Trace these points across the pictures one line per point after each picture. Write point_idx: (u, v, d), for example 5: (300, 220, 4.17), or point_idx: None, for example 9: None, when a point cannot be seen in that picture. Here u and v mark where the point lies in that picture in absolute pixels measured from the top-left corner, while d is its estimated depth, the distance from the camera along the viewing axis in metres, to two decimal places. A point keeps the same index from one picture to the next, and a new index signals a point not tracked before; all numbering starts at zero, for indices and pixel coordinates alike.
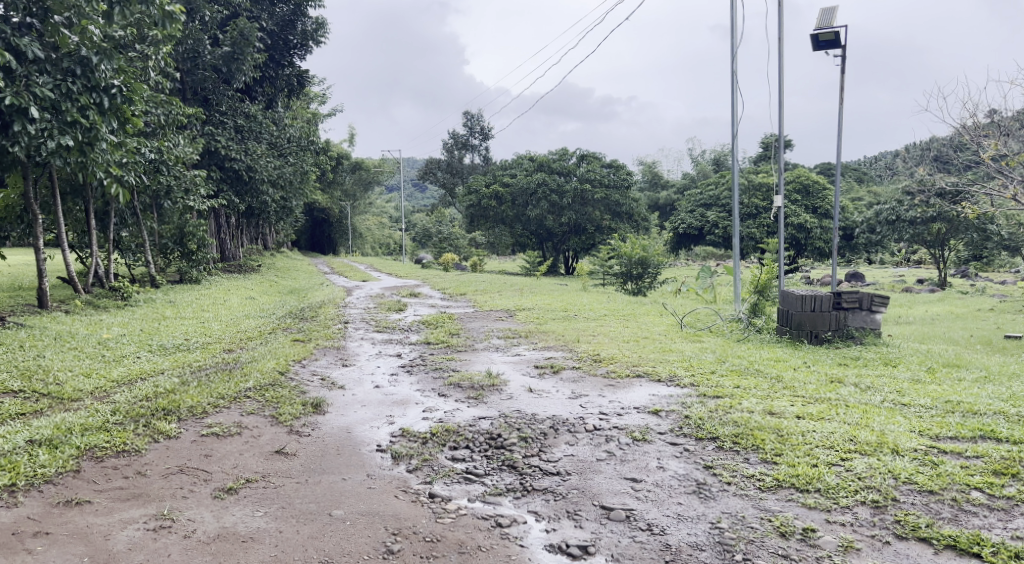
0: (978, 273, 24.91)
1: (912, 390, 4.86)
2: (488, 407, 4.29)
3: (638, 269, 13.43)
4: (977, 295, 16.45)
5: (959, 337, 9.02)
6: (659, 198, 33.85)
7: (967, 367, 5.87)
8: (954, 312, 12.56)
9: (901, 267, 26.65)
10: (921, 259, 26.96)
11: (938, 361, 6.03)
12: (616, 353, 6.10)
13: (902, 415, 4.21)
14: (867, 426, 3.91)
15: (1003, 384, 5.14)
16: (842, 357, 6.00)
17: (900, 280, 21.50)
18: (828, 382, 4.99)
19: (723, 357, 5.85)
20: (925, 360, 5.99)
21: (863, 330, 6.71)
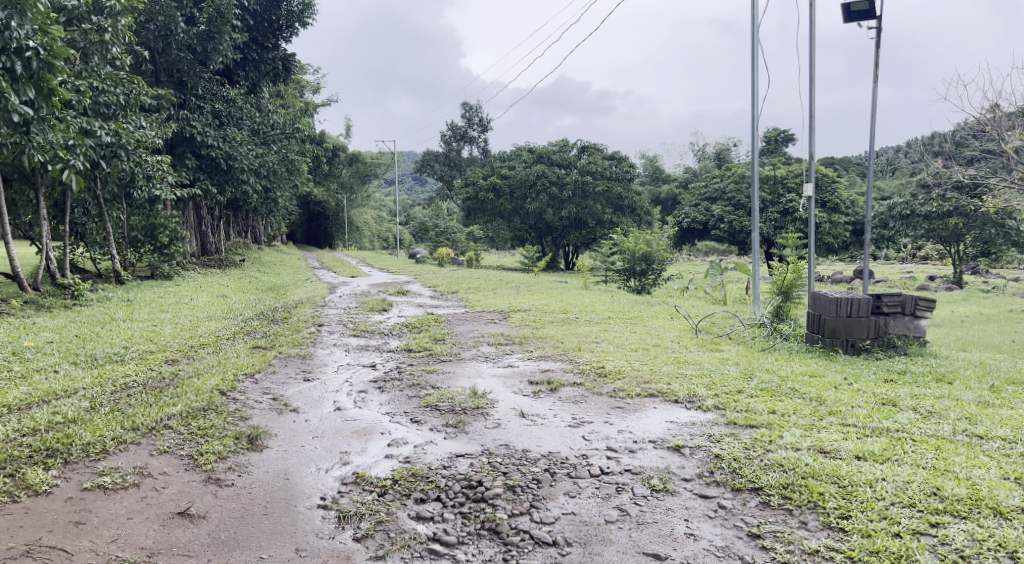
0: (989, 271, 24.13)
1: (982, 418, 4.11)
2: (470, 439, 3.44)
3: (641, 264, 12.61)
4: (998, 295, 15.61)
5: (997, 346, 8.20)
6: (661, 191, 33.06)
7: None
8: (978, 314, 11.74)
9: (909, 264, 25.91)
10: (929, 256, 26.16)
11: (995, 380, 5.27)
12: (624, 365, 5.29)
13: (984, 452, 3.54)
14: (950, 472, 3.20)
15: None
16: (881, 374, 5.22)
17: (911, 276, 20.75)
18: (877, 408, 4.23)
19: (749, 373, 5.09)
20: (982, 380, 5.21)
21: (906, 338, 6.02)
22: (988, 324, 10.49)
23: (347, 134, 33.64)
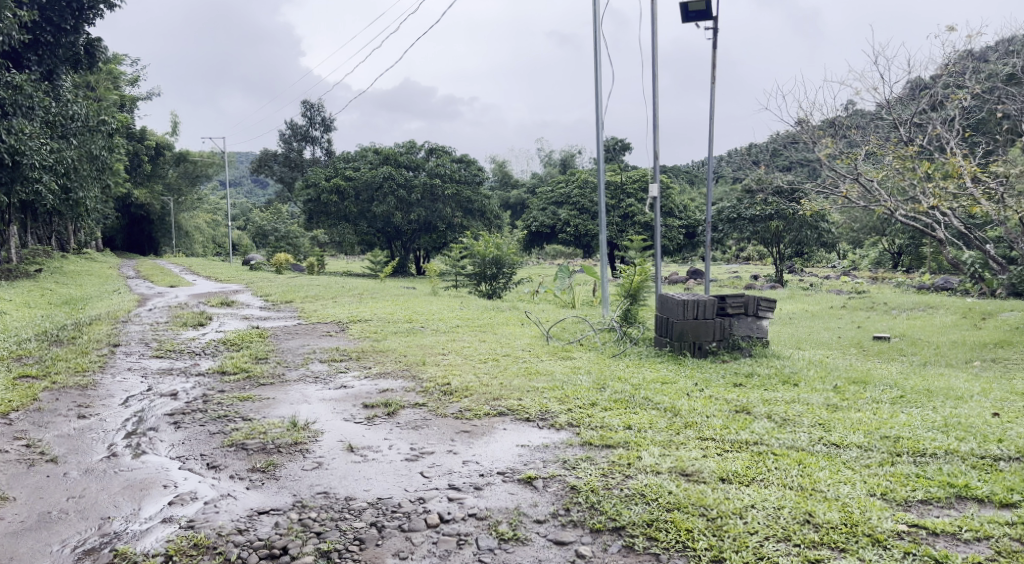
0: (805, 270, 25.99)
1: (834, 423, 4.11)
2: (278, 489, 2.91)
3: (492, 269, 12.22)
4: (816, 292, 16.65)
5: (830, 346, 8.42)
6: (510, 196, 33.13)
7: (864, 387, 5.16)
8: (803, 311, 12.31)
9: (737, 264, 27.41)
10: (753, 257, 27.81)
11: (834, 380, 5.29)
12: (470, 380, 4.78)
13: (844, 465, 3.57)
14: (819, 491, 3.18)
15: (925, 413, 4.54)
16: (726, 379, 5.07)
17: (739, 276, 21.85)
18: (733, 418, 4.07)
19: (602, 383, 4.76)
20: (823, 380, 5.21)
21: (750, 340, 5.98)
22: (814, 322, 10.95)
23: (173, 132, 31.21)
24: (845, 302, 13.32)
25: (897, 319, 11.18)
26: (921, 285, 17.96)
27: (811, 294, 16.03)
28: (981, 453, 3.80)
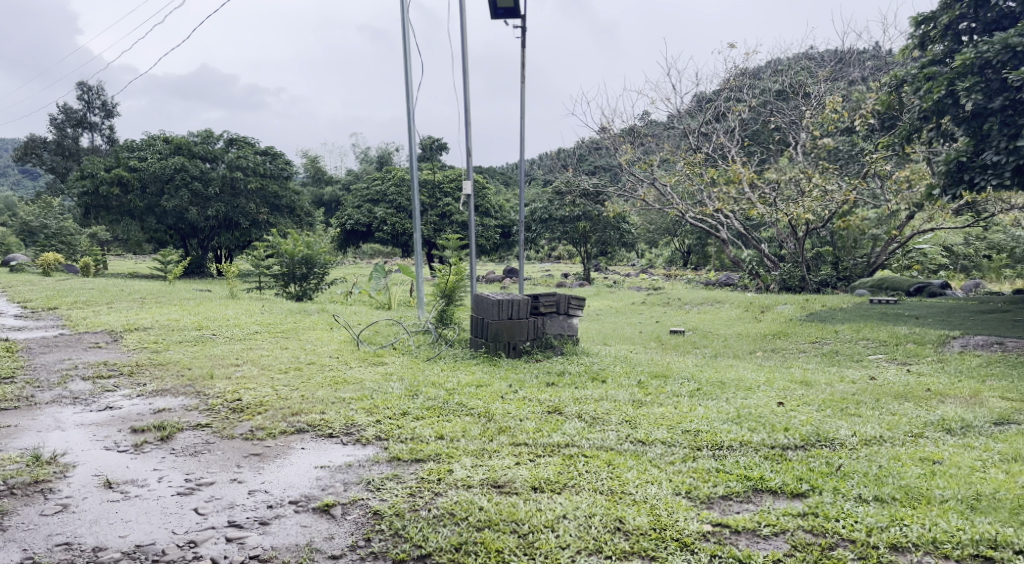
0: (610, 269, 27.26)
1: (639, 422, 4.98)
2: (15, 544, 2.93)
3: (302, 269, 11.55)
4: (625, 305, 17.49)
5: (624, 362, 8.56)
6: (324, 193, 31.97)
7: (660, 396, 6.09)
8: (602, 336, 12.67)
9: (547, 263, 28.30)
10: (563, 256, 28.80)
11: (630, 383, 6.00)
12: (268, 393, 4.39)
13: None
14: (626, 482, 3.45)
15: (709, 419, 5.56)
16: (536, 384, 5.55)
17: (549, 274, 22.41)
18: (548, 417, 4.30)
19: (415, 388, 4.55)
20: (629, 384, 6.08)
21: (562, 338, 6.43)
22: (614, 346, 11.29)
23: None
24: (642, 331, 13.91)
25: (685, 352, 11.74)
26: (715, 298, 19.28)
27: (611, 316, 16.68)
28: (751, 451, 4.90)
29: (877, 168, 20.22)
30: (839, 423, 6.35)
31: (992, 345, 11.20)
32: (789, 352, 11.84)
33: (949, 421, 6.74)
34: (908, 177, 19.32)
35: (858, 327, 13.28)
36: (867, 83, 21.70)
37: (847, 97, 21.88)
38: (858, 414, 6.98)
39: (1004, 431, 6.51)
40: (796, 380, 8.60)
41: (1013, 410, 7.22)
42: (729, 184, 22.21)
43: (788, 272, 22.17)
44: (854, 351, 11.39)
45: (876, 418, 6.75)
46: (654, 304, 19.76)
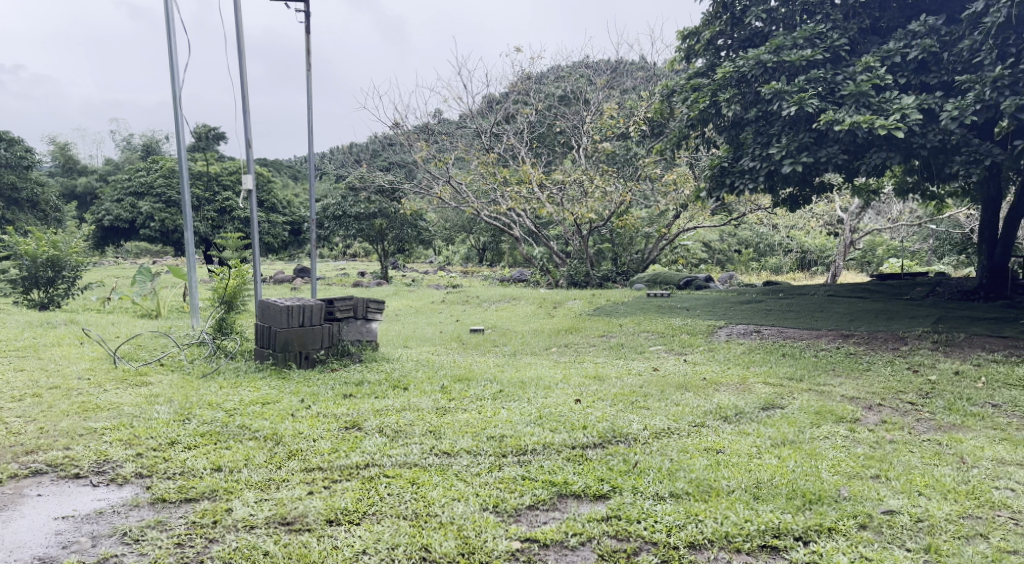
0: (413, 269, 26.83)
1: (444, 429, 5.80)
2: None
3: (46, 271, 11.21)
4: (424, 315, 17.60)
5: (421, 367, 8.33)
6: (75, 186, 28.98)
7: (462, 411, 6.36)
8: (396, 340, 12.29)
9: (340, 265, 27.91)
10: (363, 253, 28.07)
11: (439, 384, 7.28)
12: (40, 426, 5.79)
13: (451, 472, 5.17)
14: (393, 510, 4.79)
15: (512, 427, 5.98)
16: (339, 384, 6.93)
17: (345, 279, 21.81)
18: (342, 439, 5.59)
19: (195, 418, 5.98)
20: (434, 396, 6.73)
21: (357, 340, 8.16)
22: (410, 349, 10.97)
23: None
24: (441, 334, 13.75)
25: (482, 352, 11.70)
26: (503, 298, 19.77)
27: (408, 319, 16.39)
28: (556, 461, 5.39)
29: (650, 171, 21.89)
30: (631, 417, 6.74)
31: (754, 333, 12.28)
32: (581, 347, 12.23)
33: (725, 408, 7.16)
34: (676, 180, 21.14)
35: (640, 320, 13.99)
36: (639, 94, 23.71)
37: (622, 105, 23.66)
38: (645, 404, 7.37)
39: (771, 415, 7.01)
40: (588, 376, 8.81)
41: (775, 394, 7.85)
42: (520, 184, 22.99)
43: (577, 268, 23.29)
44: (639, 344, 11.99)
45: (663, 412, 6.95)
46: (450, 303, 19.84)
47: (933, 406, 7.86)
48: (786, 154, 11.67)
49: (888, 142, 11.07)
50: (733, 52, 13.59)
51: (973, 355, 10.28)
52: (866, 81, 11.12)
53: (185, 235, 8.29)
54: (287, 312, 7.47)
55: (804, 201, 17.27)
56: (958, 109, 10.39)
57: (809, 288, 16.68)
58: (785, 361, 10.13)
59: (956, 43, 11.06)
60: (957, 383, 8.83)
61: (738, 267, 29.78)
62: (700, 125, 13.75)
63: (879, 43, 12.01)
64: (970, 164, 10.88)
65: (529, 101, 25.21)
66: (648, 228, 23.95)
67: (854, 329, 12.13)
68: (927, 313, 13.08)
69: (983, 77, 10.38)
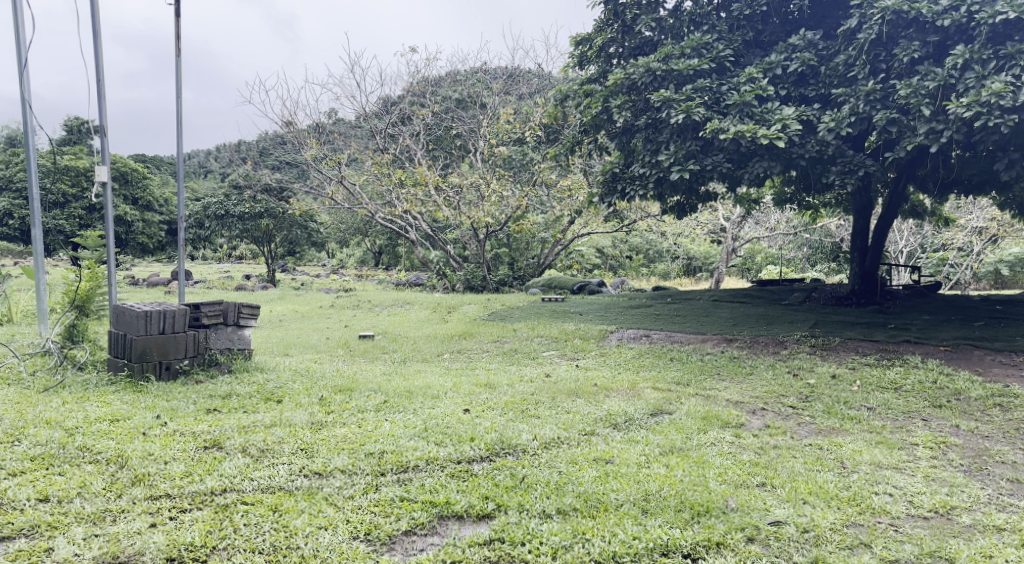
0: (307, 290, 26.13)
1: (317, 447, 5.67)
2: None
3: None
4: (313, 320, 17.03)
5: (295, 383, 7.78)
6: None
7: (337, 427, 6.12)
8: (277, 350, 11.62)
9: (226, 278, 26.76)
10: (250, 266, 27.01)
11: (317, 399, 7.09)
12: None
13: (319, 495, 5.05)
14: (248, 541, 4.65)
15: (393, 442, 5.80)
16: (200, 404, 6.67)
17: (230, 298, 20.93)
18: (199, 461, 5.39)
19: (38, 428, 5.77)
20: (309, 412, 6.50)
21: (225, 348, 8.25)
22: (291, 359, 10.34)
23: None
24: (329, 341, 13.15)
25: (369, 360, 11.18)
26: (396, 302, 19.40)
27: (295, 328, 15.66)
28: (438, 478, 5.28)
29: (545, 176, 21.93)
30: (517, 425, 6.58)
31: (643, 337, 12.33)
32: (474, 353, 11.94)
33: (615, 415, 7.02)
34: (569, 187, 21.26)
35: (533, 325, 13.90)
36: (533, 100, 23.82)
37: (517, 111, 23.72)
38: (534, 413, 7.17)
39: (659, 422, 6.90)
40: (477, 384, 8.52)
41: (664, 400, 7.77)
42: (416, 186, 22.60)
43: (473, 272, 23.04)
44: (532, 349, 11.80)
45: (553, 420, 6.79)
46: (341, 308, 19.21)
47: (813, 410, 7.97)
48: (674, 161, 11.76)
49: (770, 152, 11.30)
50: (624, 60, 13.66)
51: (849, 358, 10.59)
52: (749, 92, 11.31)
53: (35, 236, 8.15)
54: (143, 319, 7.38)
55: (691, 209, 17.64)
56: (834, 122, 10.72)
57: (696, 293, 17.05)
58: (672, 365, 10.14)
59: (832, 58, 11.44)
60: (835, 386, 9.03)
61: (629, 272, 30.45)
62: (592, 130, 13.75)
63: (762, 56, 12.31)
64: (845, 175, 11.26)
65: (423, 103, 24.82)
66: (544, 234, 24.04)
67: (737, 333, 12.35)
68: (804, 318, 13.51)
69: (857, 91, 10.74)
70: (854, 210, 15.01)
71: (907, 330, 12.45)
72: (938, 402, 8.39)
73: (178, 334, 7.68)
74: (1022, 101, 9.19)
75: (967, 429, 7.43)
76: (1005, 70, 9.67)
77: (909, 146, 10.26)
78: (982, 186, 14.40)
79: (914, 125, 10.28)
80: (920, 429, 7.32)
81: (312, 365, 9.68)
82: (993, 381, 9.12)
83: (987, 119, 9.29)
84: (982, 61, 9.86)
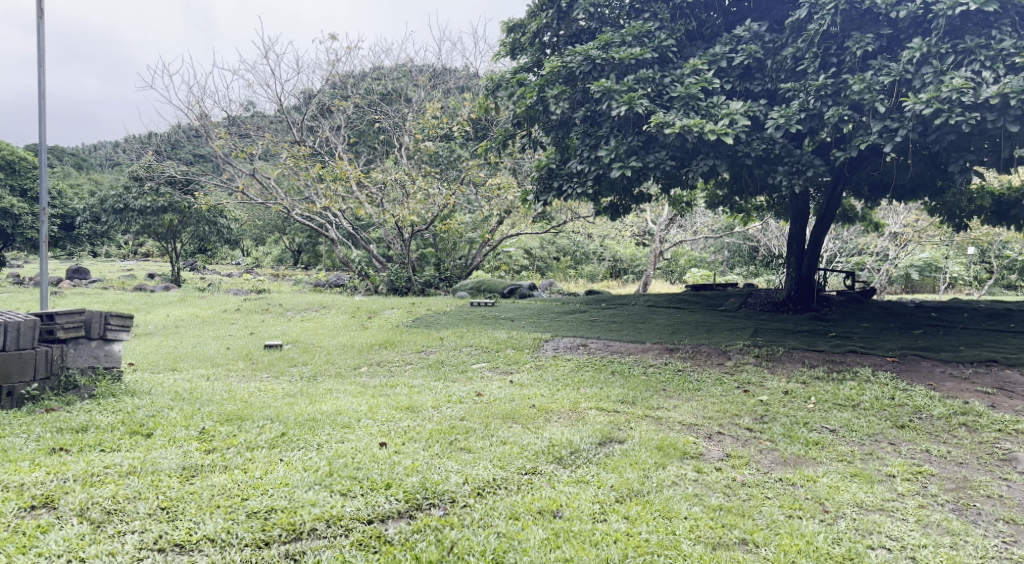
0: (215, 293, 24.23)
1: (182, 505, 4.71)
2: None
3: None
4: (219, 328, 15.54)
5: (172, 415, 6.56)
6: None
7: (212, 476, 5.09)
8: (166, 367, 10.20)
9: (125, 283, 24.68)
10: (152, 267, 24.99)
11: (196, 438, 6.01)
12: None
13: None
14: None
15: (286, 495, 4.85)
16: (43, 448, 5.59)
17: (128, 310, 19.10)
18: (17, 533, 4.43)
19: None
20: (179, 455, 5.48)
21: (92, 364, 7.16)
22: (180, 380, 8.99)
23: None
24: (230, 354, 11.87)
25: (273, 377, 9.89)
26: (312, 306, 18.02)
27: (195, 339, 14.15)
28: (341, 551, 4.47)
29: (473, 174, 20.86)
30: (443, 463, 5.56)
31: (579, 347, 11.39)
32: (395, 366, 10.76)
33: (558, 446, 6.04)
34: (498, 186, 20.27)
35: (462, 333, 12.82)
36: (461, 95, 22.77)
37: (444, 106, 22.63)
38: (467, 445, 6.12)
39: (611, 454, 5.96)
40: (397, 407, 7.40)
41: (612, 425, 6.82)
42: (337, 181, 21.17)
43: (397, 273, 21.75)
44: (459, 362, 10.71)
45: (489, 453, 5.84)
46: (248, 313, 17.67)
47: (773, 433, 7.14)
48: (614, 157, 10.86)
49: (715, 149, 10.53)
50: (559, 49, 12.74)
51: (797, 370, 9.87)
52: (694, 84, 10.54)
53: None
54: None
55: (624, 210, 16.88)
56: (783, 117, 10.02)
57: (629, 298, 16.30)
58: (614, 381, 9.20)
59: (779, 52, 10.78)
60: (789, 404, 8.25)
61: (556, 274, 29.74)
62: (525, 124, 12.77)
63: (705, 48, 11.58)
64: (792, 175, 10.59)
65: (344, 95, 23.43)
66: (471, 234, 22.98)
67: (678, 342, 11.54)
68: (744, 325, 12.84)
69: (806, 86, 10.09)
70: (790, 213, 14.48)
71: (850, 338, 11.90)
72: (901, 421, 7.68)
73: (24, 351, 6.64)
74: (983, 97, 8.69)
75: (940, 454, 6.71)
76: (965, 65, 9.18)
77: (863, 144, 9.66)
78: (920, 191, 14.07)
79: (867, 122, 9.71)
80: (891, 457, 6.58)
81: (202, 388, 8.37)
82: (953, 397, 8.52)
83: (949, 116, 8.76)
84: (940, 56, 9.35)
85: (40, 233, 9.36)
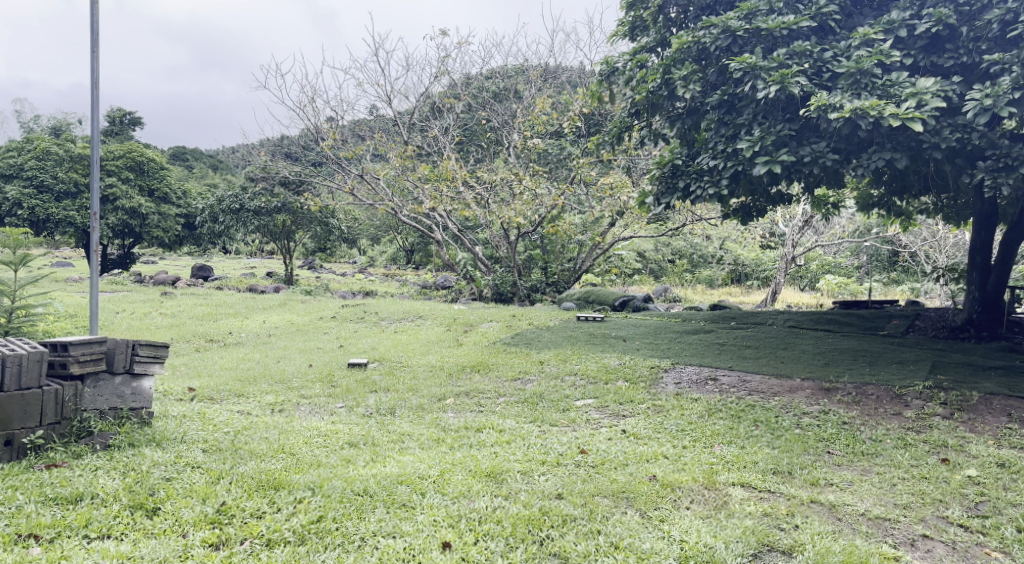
0: (317, 296, 23.49)
1: None
2: None
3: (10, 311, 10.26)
4: (314, 338, 14.47)
5: (188, 480, 5.16)
6: None
7: None
8: (230, 393, 8.97)
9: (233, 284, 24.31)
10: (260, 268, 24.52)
11: (210, 521, 4.66)
12: None
13: None
14: None
15: None
16: (8, 536, 4.35)
17: (233, 316, 18.43)
18: None
19: None
20: (175, 554, 4.29)
21: (113, 404, 5.91)
22: (234, 414, 7.66)
23: None
24: (310, 374, 10.62)
25: (345, 412, 8.46)
26: (412, 314, 16.73)
27: (282, 352, 13.05)
28: None
29: (584, 172, 19.13)
30: None
31: (708, 384, 9.36)
32: (486, 399, 9.12)
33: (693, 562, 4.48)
34: (612, 185, 18.39)
35: (568, 357, 11.06)
36: (575, 91, 21.08)
37: (556, 101, 21.01)
38: (564, 550, 4.56)
39: None
40: (478, 472, 5.72)
41: (771, 523, 4.99)
42: (443, 181, 19.89)
43: (504, 277, 20.49)
44: (561, 397, 8.93)
45: None
46: (344, 321, 16.58)
47: (1005, 540, 5.16)
48: (758, 150, 8.82)
49: (892, 139, 8.36)
50: (688, 26, 10.84)
51: (1004, 428, 7.57)
52: (866, 58, 8.44)
53: None
54: None
55: (758, 213, 14.65)
56: (989, 97, 7.78)
57: (764, 315, 14.02)
58: (761, 437, 7.23)
59: (979, 15, 8.49)
60: (1010, 484, 6.07)
61: (673, 278, 27.51)
62: (645, 113, 10.87)
63: (874, 16, 9.40)
64: (996, 172, 8.32)
65: (455, 93, 22.17)
66: (581, 237, 21.13)
67: (835, 380, 9.34)
68: (916, 357, 10.44)
69: (1021, 57, 7.82)
70: (973, 219, 11.89)
71: None
72: None
73: (26, 391, 5.37)
74: None
75: None
76: None
77: None
78: None
79: None
80: None
81: (253, 429, 6.99)
82: None
83: None
84: None
85: (92, 239, 8.31)
